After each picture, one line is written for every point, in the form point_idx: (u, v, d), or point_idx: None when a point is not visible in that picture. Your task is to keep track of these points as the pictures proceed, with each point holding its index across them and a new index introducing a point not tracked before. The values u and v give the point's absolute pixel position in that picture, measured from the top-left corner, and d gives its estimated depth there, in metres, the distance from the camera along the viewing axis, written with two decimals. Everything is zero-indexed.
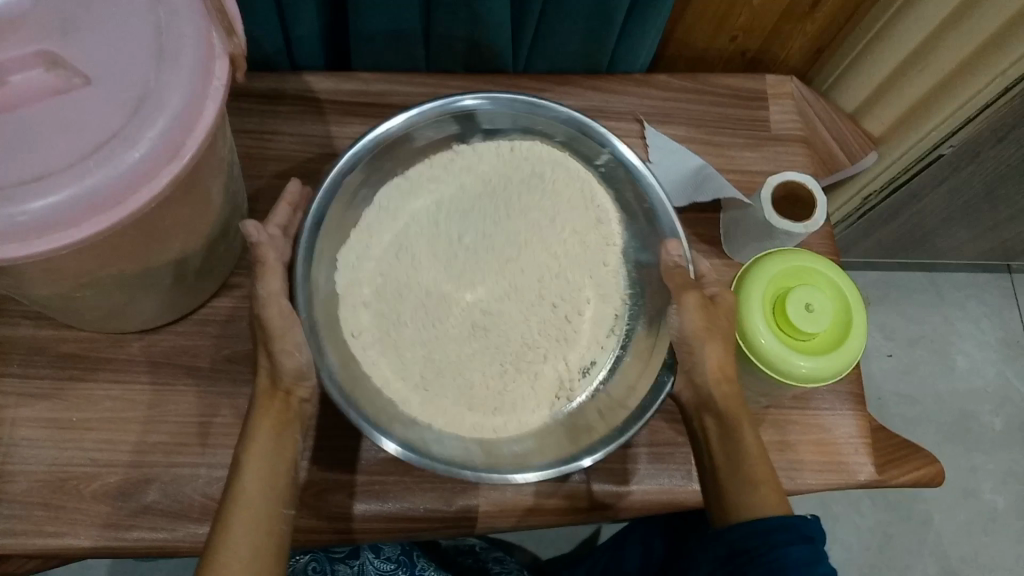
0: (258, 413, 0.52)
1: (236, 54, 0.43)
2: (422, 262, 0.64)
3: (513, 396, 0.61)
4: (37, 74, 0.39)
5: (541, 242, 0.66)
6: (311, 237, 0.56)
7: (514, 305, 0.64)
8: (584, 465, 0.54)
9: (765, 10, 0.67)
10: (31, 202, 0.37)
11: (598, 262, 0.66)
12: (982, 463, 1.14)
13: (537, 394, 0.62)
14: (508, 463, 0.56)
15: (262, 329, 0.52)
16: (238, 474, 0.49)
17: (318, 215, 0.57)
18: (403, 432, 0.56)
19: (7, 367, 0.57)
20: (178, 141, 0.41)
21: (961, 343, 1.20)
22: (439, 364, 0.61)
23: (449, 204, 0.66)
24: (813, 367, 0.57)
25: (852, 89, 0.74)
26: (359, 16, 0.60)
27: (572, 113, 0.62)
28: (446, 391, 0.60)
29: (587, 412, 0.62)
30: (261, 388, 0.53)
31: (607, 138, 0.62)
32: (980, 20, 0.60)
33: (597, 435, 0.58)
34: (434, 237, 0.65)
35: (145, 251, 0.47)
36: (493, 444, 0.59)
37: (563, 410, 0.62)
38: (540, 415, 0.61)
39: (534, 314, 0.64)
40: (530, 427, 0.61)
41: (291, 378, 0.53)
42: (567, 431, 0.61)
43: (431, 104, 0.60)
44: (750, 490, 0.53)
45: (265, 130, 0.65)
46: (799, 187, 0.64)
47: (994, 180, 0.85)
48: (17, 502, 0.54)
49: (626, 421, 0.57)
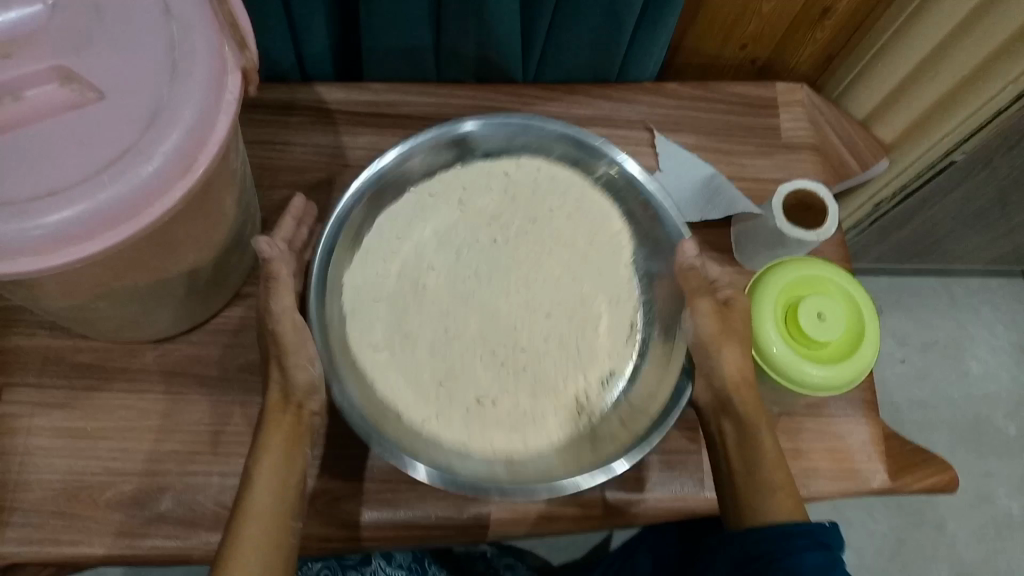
0: (270, 424, 0.52)
1: (248, 68, 0.44)
2: (433, 283, 0.64)
3: (536, 411, 0.60)
4: (51, 88, 0.40)
5: (550, 257, 0.65)
6: (320, 266, 0.57)
7: (521, 320, 0.63)
8: (618, 471, 0.54)
9: (776, 19, 0.67)
10: (46, 216, 0.38)
11: (605, 276, 0.65)
12: (998, 470, 1.13)
13: (555, 406, 0.60)
14: (534, 479, 0.55)
15: (276, 344, 0.53)
16: (249, 485, 0.50)
17: (326, 244, 0.58)
18: (430, 458, 0.56)
19: (22, 377, 0.58)
20: (191, 153, 0.41)
21: (975, 348, 1.19)
22: (455, 383, 0.60)
23: (452, 221, 0.66)
24: (827, 374, 0.57)
25: (862, 96, 0.73)
26: (371, 28, 0.61)
27: (566, 126, 0.63)
28: (466, 410, 0.59)
29: (608, 422, 0.61)
30: (271, 401, 0.53)
31: (607, 149, 0.63)
32: (991, 28, 0.59)
33: (619, 445, 0.58)
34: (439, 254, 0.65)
35: (159, 262, 0.47)
36: (519, 462, 0.58)
37: (589, 421, 0.61)
38: (564, 429, 0.60)
39: (548, 330, 0.63)
40: (554, 441, 0.59)
41: (302, 392, 0.53)
42: (590, 442, 0.59)
43: (427, 131, 0.61)
44: (770, 493, 0.53)
45: (277, 141, 0.65)
46: (812, 195, 0.64)
47: (1007, 185, 0.84)
48: (33, 510, 0.54)
49: (648, 431, 0.57)
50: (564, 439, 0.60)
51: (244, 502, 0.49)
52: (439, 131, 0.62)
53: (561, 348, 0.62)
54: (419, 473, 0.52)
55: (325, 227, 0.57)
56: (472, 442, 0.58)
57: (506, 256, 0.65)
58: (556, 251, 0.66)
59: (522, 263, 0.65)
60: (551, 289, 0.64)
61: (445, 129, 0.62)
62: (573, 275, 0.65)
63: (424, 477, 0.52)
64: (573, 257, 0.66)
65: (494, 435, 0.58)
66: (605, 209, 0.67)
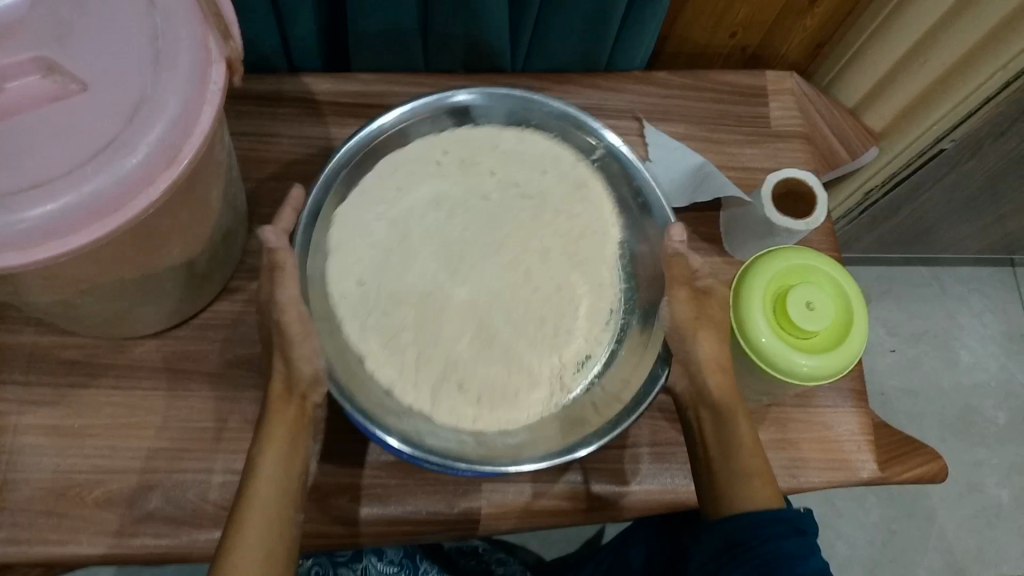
0: (274, 416, 0.52)
1: (233, 58, 0.42)
2: (421, 247, 0.62)
3: (514, 386, 0.59)
4: (33, 80, 0.39)
5: (534, 230, 0.64)
6: (306, 227, 0.57)
7: (505, 292, 0.61)
8: (580, 455, 0.55)
9: (765, 7, 0.67)
10: (29, 210, 0.37)
11: (597, 257, 0.64)
12: (987, 458, 1.14)
13: (532, 384, 0.59)
14: (501, 456, 0.55)
15: (279, 334, 0.52)
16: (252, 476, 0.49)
17: (313, 208, 0.58)
18: (399, 427, 0.55)
19: (8, 374, 0.57)
20: (176, 145, 0.40)
21: (964, 338, 1.20)
22: (433, 350, 0.58)
23: (442, 183, 0.64)
24: (817, 364, 0.57)
25: (852, 84, 0.73)
26: (359, 17, 0.60)
27: (565, 107, 0.64)
28: (444, 380, 0.58)
29: (580, 405, 0.60)
30: (274, 392, 0.53)
31: (602, 132, 0.64)
32: (981, 15, 0.60)
33: (592, 428, 0.57)
34: (427, 216, 0.63)
35: (144, 257, 0.47)
36: (486, 438, 0.56)
37: (562, 401, 0.59)
38: (537, 408, 0.58)
39: (530, 306, 0.61)
40: (527, 420, 0.58)
41: (306, 382, 0.53)
42: (563, 424, 0.59)
43: (421, 101, 0.62)
44: (748, 482, 0.54)
45: (264, 133, 0.65)
46: (800, 183, 0.64)
47: (995, 174, 0.84)
48: (21, 509, 0.54)
49: (621, 413, 0.57)
50: (537, 418, 0.58)
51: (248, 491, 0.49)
52: (428, 101, 0.62)
53: (540, 323, 0.61)
54: (394, 443, 0.52)
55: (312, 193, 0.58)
56: (445, 414, 0.57)
57: (495, 225, 0.63)
58: (543, 220, 0.64)
59: (511, 233, 0.63)
60: (539, 261, 0.63)
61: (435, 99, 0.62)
62: (559, 247, 0.63)
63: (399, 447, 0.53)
64: (560, 231, 0.64)
65: (467, 407, 0.57)
66: (599, 192, 0.65)
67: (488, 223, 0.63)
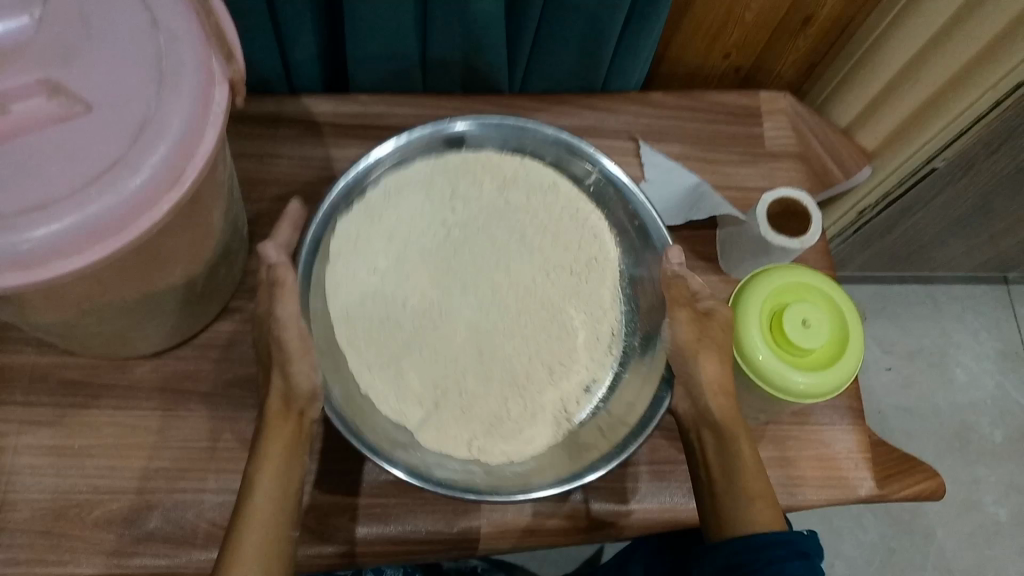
0: (271, 433, 0.52)
1: (236, 80, 0.44)
2: (422, 267, 0.63)
3: (519, 416, 0.59)
4: (39, 102, 0.40)
5: (533, 253, 0.64)
6: (309, 258, 0.57)
7: (503, 324, 0.62)
8: (585, 483, 0.54)
9: (758, 27, 0.68)
10: (33, 230, 0.37)
11: (598, 282, 0.64)
12: (984, 476, 1.14)
13: (534, 417, 0.59)
14: (509, 485, 0.55)
15: (280, 349, 0.52)
16: (249, 493, 0.49)
17: (314, 239, 0.58)
18: (399, 454, 0.55)
19: (7, 393, 0.57)
20: (179, 165, 0.41)
21: (959, 355, 1.21)
22: (443, 380, 0.59)
23: (438, 207, 0.65)
24: (814, 380, 0.57)
25: (844, 104, 0.74)
26: (359, 40, 0.61)
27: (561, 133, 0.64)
28: (448, 408, 0.58)
29: (585, 432, 0.60)
30: (272, 410, 0.52)
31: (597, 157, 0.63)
32: (970, 36, 0.61)
33: (598, 453, 0.58)
34: (429, 239, 0.64)
35: (147, 277, 0.47)
36: (491, 465, 0.57)
37: (566, 430, 0.60)
38: (544, 438, 0.59)
39: (531, 333, 0.62)
40: (534, 448, 0.58)
41: (304, 399, 0.52)
42: (567, 450, 0.59)
43: (418, 130, 0.62)
44: (747, 505, 0.54)
45: (264, 154, 0.65)
46: (795, 202, 0.64)
47: (987, 193, 0.85)
48: (19, 531, 0.53)
49: (626, 440, 0.57)
50: (543, 446, 0.59)
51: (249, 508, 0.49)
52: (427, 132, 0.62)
53: (541, 353, 0.61)
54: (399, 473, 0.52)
55: (315, 216, 0.58)
56: (450, 442, 0.57)
57: (494, 257, 0.64)
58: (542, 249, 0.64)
59: (511, 264, 0.64)
60: (539, 284, 0.63)
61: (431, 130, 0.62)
62: (555, 276, 0.64)
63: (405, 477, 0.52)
64: (564, 255, 0.65)
65: (473, 436, 0.57)
66: (596, 219, 0.65)
67: (488, 254, 0.64)
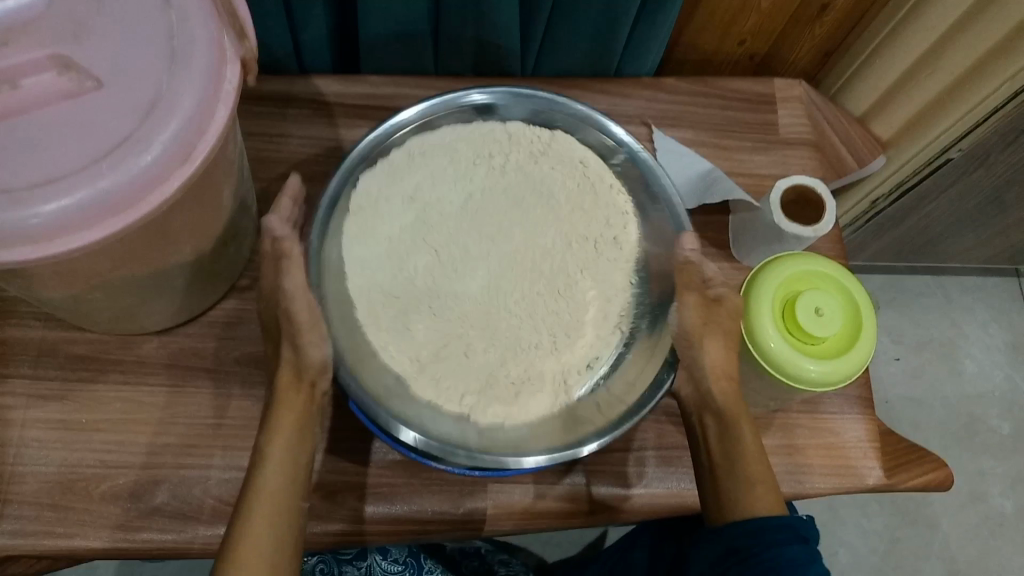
0: (283, 402, 0.52)
1: (248, 59, 0.44)
2: (436, 233, 0.63)
3: (525, 387, 0.59)
4: (49, 77, 0.39)
5: (548, 227, 0.64)
6: (327, 213, 0.58)
7: (513, 292, 0.62)
8: (581, 453, 0.54)
9: (773, 14, 0.67)
10: (43, 205, 0.38)
11: (614, 263, 0.63)
12: (991, 469, 1.13)
13: (539, 388, 0.59)
14: (502, 448, 0.55)
15: (289, 321, 0.52)
16: (261, 464, 0.50)
17: (334, 196, 0.58)
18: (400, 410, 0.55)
19: (17, 368, 0.58)
20: (190, 142, 0.41)
21: (969, 347, 1.20)
22: (453, 343, 0.59)
23: (459, 175, 0.64)
24: (825, 369, 0.57)
25: (859, 93, 0.74)
26: (369, 21, 0.61)
27: (585, 108, 0.64)
28: (453, 372, 0.58)
29: (583, 406, 0.60)
30: (283, 379, 0.53)
31: (623, 136, 0.63)
32: (989, 25, 0.60)
33: (592, 427, 0.57)
34: (446, 200, 0.64)
35: (155, 254, 0.47)
36: (490, 429, 0.57)
37: (566, 402, 0.59)
38: (544, 408, 0.59)
39: (540, 302, 0.62)
40: (534, 416, 0.58)
41: (315, 369, 0.53)
42: (564, 421, 0.59)
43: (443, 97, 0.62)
44: (748, 490, 0.54)
45: (275, 133, 0.65)
46: (808, 190, 0.64)
47: (1003, 184, 0.84)
48: (28, 503, 0.54)
49: (623, 416, 0.57)
50: (542, 416, 0.58)
51: (257, 478, 0.49)
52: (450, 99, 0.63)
53: (547, 323, 0.61)
54: (403, 433, 0.53)
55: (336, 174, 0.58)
56: (452, 404, 0.57)
57: (508, 228, 0.64)
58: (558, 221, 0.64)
59: (524, 234, 0.64)
60: (553, 255, 0.63)
61: (455, 98, 0.63)
62: (569, 252, 0.63)
63: (406, 437, 0.53)
64: (580, 228, 0.64)
65: (477, 402, 0.58)
66: (616, 194, 0.65)
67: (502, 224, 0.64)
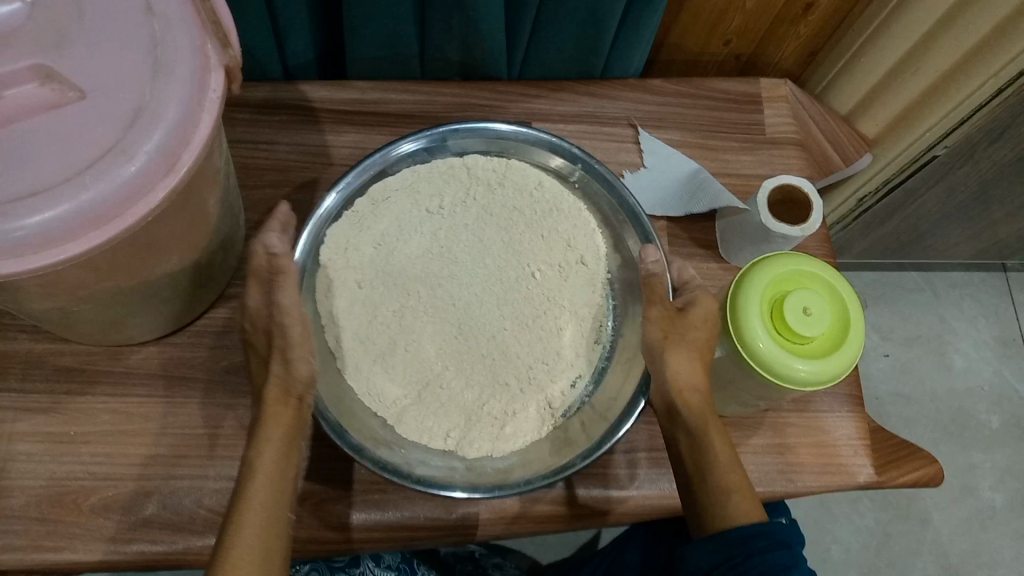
0: (268, 418, 0.51)
1: (231, 66, 0.43)
2: (408, 275, 0.63)
3: (506, 416, 0.59)
4: (30, 88, 0.39)
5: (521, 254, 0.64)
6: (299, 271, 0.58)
7: (485, 325, 0.62)
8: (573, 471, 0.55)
9: (758, 15, 0.67)
10: (28, 217, 0.37)
11: (587, 283, 0.64)
12: (981, 463, 1.14)
13: (524, 412, 0.60)
14: (490, 480, 0.56)
15: (282, 336, 0.52)
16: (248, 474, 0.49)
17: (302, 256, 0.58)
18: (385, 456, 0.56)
19: (3, 380, 0.57)
20: (174, 153, 0.41)
21: (957, 342, 1.21)
22: (428, 383, 0.60)
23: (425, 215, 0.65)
24: (815, 368, 0.56)
25: (843, 91, 0.74)
26: (355, 26, 0.61)
27: (540, 134, 0.63)
28: (432, 410, 0.59)
29: (571, 425, 0.61)
30: (271, 396, 0.52)
31: (582, 155, 0.63)
32: (972, 22, 0.60)
33: (578, 448, 0.58)
34: (416, 238, 0.64)
35: (141, 264, 0.47)
36: (476, 462, 0.58)
37: (554, 425, 0.60)
38: (531, 433, 0.59)
39: (516, 332, 0.62)
40: (522, 443, 0.59)
41: (303, 385, 0.53)
42: (554, 443, 0.60)
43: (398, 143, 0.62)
44: (723, 501, 0.53)
45: (260, 140, 0.65)
46: (795, 190, 0.64)
47: (987, 180, 0.85)
48: (17, 517, 0.54)
49: (606, 433, 0.57)
50: (531, 441, 0.59)
51: (247, 490, 0.48)
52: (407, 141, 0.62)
53: (527, 350, 0.62)
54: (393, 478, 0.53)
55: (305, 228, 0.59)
56: (436, 442, 0.58)
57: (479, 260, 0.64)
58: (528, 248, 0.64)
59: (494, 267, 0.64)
60: (526, 284, 0.64)
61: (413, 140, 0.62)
62: (541, 276, 0.64)
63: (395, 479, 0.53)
64: (553, 253, 0.64)
65: (457, 437, 0.58)
66: (581, 212, 0.65)
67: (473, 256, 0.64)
